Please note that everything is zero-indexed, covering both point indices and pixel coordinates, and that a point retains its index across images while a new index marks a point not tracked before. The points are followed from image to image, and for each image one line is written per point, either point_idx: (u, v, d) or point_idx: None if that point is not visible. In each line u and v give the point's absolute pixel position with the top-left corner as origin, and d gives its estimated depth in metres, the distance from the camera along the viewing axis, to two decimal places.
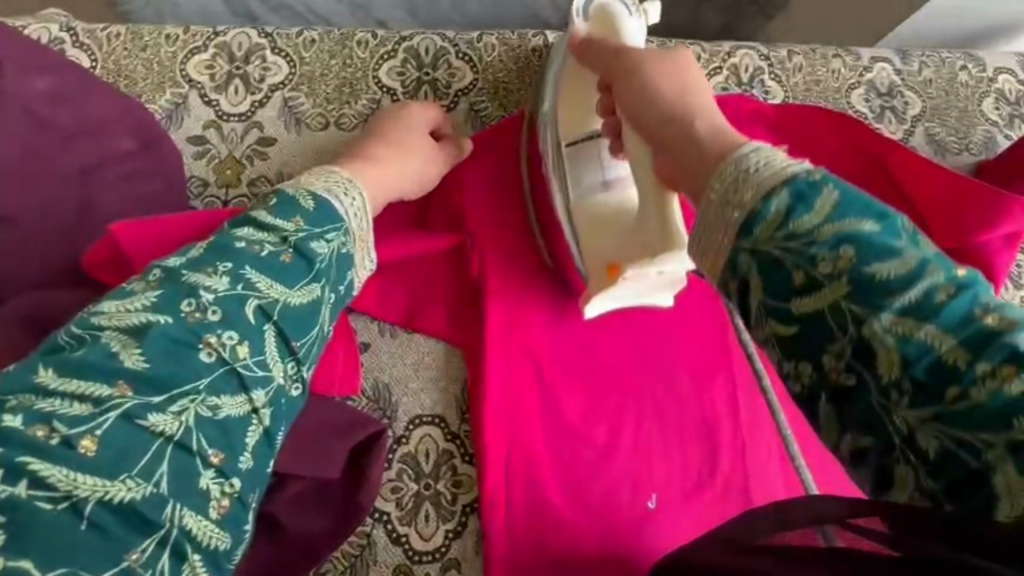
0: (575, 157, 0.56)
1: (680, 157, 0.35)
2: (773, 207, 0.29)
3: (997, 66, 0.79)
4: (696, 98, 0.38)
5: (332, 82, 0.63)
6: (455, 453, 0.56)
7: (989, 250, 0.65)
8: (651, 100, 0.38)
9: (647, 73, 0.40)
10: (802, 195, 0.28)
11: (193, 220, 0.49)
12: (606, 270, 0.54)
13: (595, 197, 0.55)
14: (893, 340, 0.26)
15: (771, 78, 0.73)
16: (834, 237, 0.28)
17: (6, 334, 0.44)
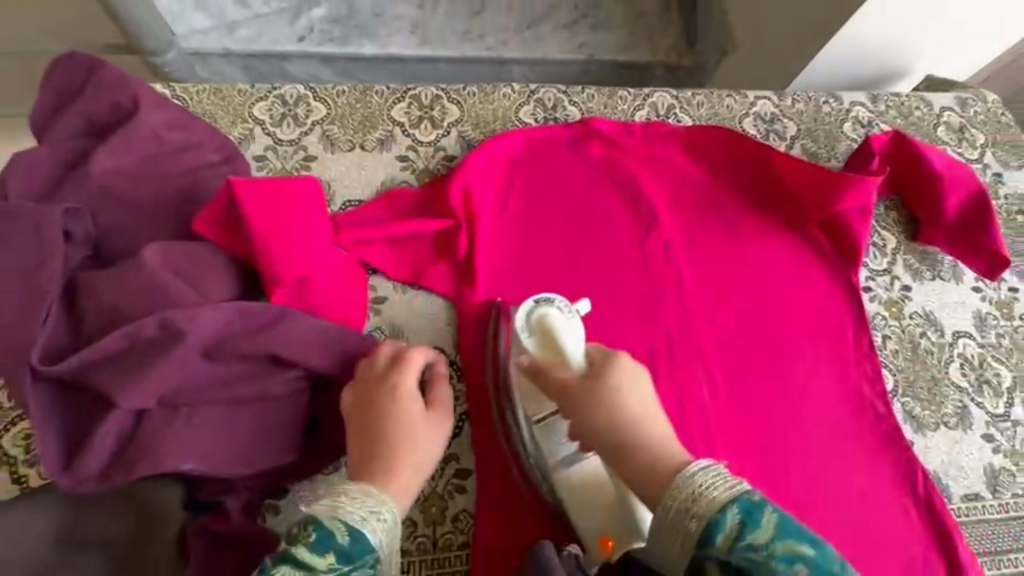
0: (544, 432, 0.67)
1: (621, 466, 0.58)
2: (728, 521, 0.50)
3: (852, 100, 1.07)
4: (636, 433, 0.58)
5: (358, 118, 0.87)
6: (452, 375, 0.73)
7: (851, 218, 0.87)
8: (595, 430, 0.59)
9: (591, 400, 0.59)
10: (749, 513, 0.50)
11: (293, 187, 0.66)
12: (600, 540, 0.63)
13: (562, 472, 0.66)
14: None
15: (681, 111, 0.99)
16: (786, 555, 0.47)
17: (127, 273, 0.60)
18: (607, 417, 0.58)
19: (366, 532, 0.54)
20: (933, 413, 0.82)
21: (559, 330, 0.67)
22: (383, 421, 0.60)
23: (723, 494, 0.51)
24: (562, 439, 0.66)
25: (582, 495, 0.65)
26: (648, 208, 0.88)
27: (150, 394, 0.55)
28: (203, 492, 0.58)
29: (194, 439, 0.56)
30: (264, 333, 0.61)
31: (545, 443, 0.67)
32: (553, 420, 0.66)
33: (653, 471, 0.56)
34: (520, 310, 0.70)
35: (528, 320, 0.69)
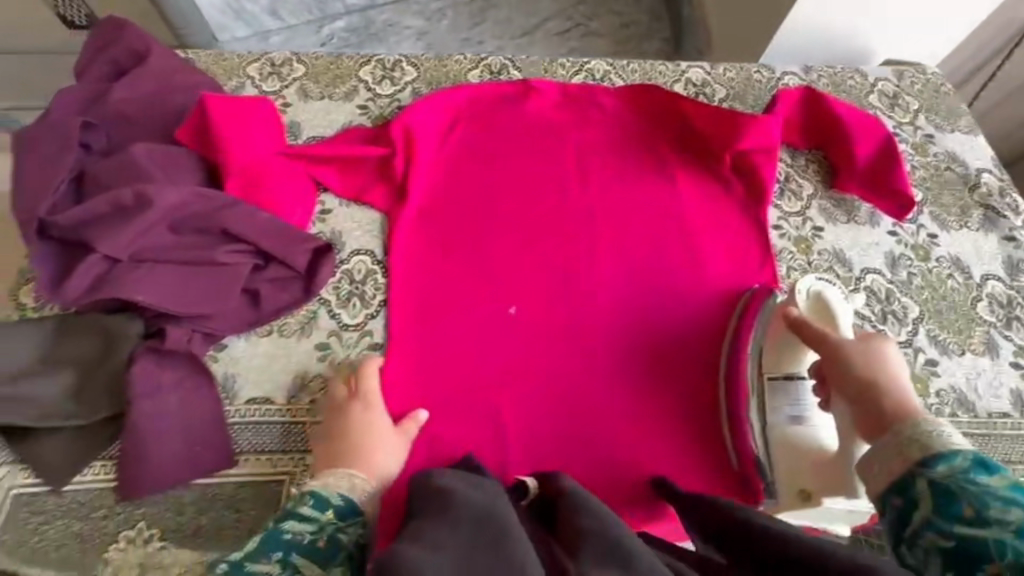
0: (773, 391, 0.81)
1: (860, 391, 0.66)
2: (956, 461, 0.54)
3: (784, 70, 1.15)
4: (884, 381, 0.65)
5: (330, 76, 1.05)
6: (378, 271, 0.85)
7: (758, 159, 0.95)
8: (874, 391, 0.64)
9: (854, 354, 0.68)
10: (981, 463, 0.54)
11: (251, 102, 0.83)
12: (800, 493, 0.78)
13: (790, 427, 0.80)
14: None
15: (615, 75, 1.11)
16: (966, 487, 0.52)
17: (119, 163, 0.77)
18: (850, 377, 0.67)
19: (351, 494, 0.66)
20: None
21: (835, 306, 0.82)
22: (343, 418, 0.72)
23: (938, 441, 0.56)
24: (789, 400, 0.80)
25: (789, 443, 0.79)
26: (571, 151, 1.00)
27: (121, 246, 0.71)
28: (152, 328, 0.72)
29: (150, 283, 0.71)
30: (218, 213, 0.77)
31: (769, 403, 0.81)
32: (793, 383, 0.80)
33: (900, 409, 0.62)
34: (803, 280, 0.84)
35: (807, 295, 0.83)
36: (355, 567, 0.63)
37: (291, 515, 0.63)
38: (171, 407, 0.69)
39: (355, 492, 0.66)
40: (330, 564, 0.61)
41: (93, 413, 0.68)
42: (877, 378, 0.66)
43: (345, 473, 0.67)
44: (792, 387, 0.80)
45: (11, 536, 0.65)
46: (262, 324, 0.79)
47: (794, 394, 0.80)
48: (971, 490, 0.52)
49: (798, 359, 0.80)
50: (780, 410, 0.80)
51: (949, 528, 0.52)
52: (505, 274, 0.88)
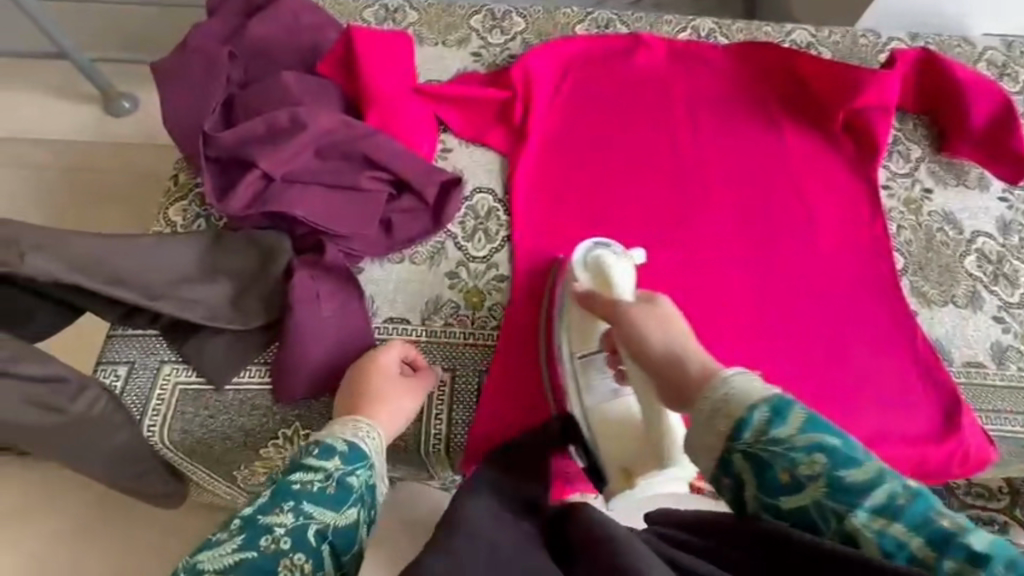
0: (585, 367, 0.73)
1: (637, 351, 0.58)
2: (755, 416, 0.46)
3: (890, 36, 1.14)
4: (674, 338, 0.56)
5: (443, 24, 1.07)
6: (500, 210, 0.88)
7: (871, 116, 0.96)
8: (645, 345, 0.57)
9: (633, 314, 0.60)
10: (777, 411, 0.45)
11: (391, 38, 0.87)
12: (620, 473, 0.69)
13: (610, 402, 0.72)
14: (871, 534, 0.41)
15: (721, 34, 1.11)
16: (807, 445, 0.44)
17: (269, 90, 0.81)
18: (636, 346, 0.58)
19: (365, 446, 0.63)
20: (942, 292, 0.88)
21: (613, 270, 0.78)
22: (352, 367, 0.72)
23: (753, 395, 0.47)
24: (602, 378, 0.73)
25: (607, 424, 0.71)
26: (681, 106, 1.01)
27: (277, 165, 0.75)
28: (307, 246, 0.77)
29: (304, 202, 0.76)
30: (360, 141, 0.80)
31: (584, 384, 0.73)
32: (598, 359, 0.73)
33: (682, 369, 0.53)
34: (579, 249, 0.81)
35: (583, 259, 0.80)
36: (372, 516, 0.57)
37: (299, 467, 0.59)
38: (324, 318, 0.73)
39: (374, 478, 0.61)
40: (343, 506, 0.56)
41: (251, 319, 0.73)
42: (670, 342, 0.56)
43: (352, 420, 0.65)
44: (595, 361, 0.73)
45: (180, 427, 0.70)
46: (396, 251, 0.82)
47: (598, 367, 0.74)
48: (782, 442, 0.45)
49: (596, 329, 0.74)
50: (600, 387, 0.73)
51: (775, 501, 0.44)
52: (621, 217, 0.90)
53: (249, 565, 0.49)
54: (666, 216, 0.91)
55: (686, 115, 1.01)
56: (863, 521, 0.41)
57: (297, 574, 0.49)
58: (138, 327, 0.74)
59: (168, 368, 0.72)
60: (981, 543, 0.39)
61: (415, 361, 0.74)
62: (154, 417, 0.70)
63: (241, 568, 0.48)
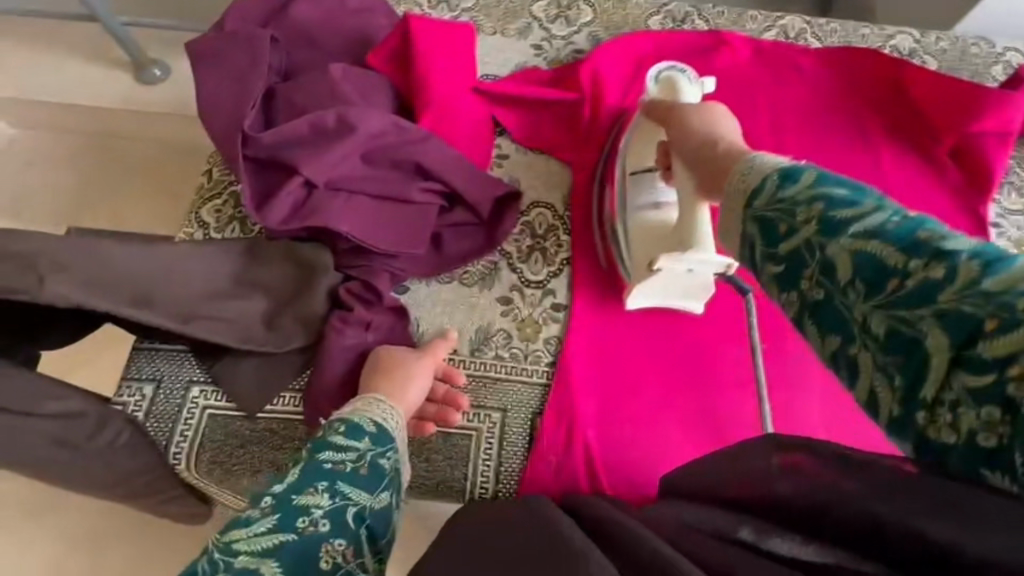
0: (635, 183, 0.71)
1: (698, 152, 0.51)
2: (767, 184, 0.39)
3: (1006, 46, 1.01)
4: (725, 139, 0.50)
5: (502, 11, 0.96)
6: (559, 228, 0.80)
7: (987, 144, 0.84)
8: (693, 139, 0.52)
9: (688, 121, 0.55)
10: (790, 174, 0.38)
11: (450, 28, 0.77)
12: (648, 266, 0.68)
13: (647, 213, 0.69)
14: (847, 254, 0.35)
15: (812, 35, 0.99)
16: (807, 196, 0.37)
17: (315, 85, 0.72)
18: (681, 130, 0.55)
19: (388, 426, 0.58)
20: None
21: (683, 87, 0.77)
22: (372, 357, 0.65)
23: (771, 163, 0.41)
24: (650, 189, 0.69)
25: (648, 221, 0.69)
26: (765, 119, 0.90)
27: (322, 172, 0.68)
28: (349, 267, 0.69)
29: (350, 214, 0.68)
30: (412, 147, 0.72)
31: (629, 195, 0.71)
32: (649, 176, 0.70)
33: (726, 154, 0.47)
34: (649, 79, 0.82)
35: (657, 77, 0.81)
36: (399, 501, 0.55)
37: (326, 446, 0.54)
38: (369, 344, 0.66)
39: (400, 460, 0.57)
40: (378, 488, 0.53)
41: (287, 343, 0.66)
42: (713, 137, 0.51)
43: (371, 398, 0.60)
44: (641, 181, 0.70)
45: (208, 456, 0.64)
46: (445, 272, 0.74)
47: (647, 189, 0.70)
48: (790, 207, 0.38)
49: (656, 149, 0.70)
50: (640, 194, 0.70)
51: (773, 247, 0.38)
52: None
53: (287, 552, 0.46)
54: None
55: (771, 128, 0.90)
56: (851, 244, 0.35)
57: (340, 561, 0.47)
58: (166, 342, 0.68)
59: (196, 390, 0.66)
60: (971, 247, 0.32)
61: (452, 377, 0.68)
62: (180, 443, 0.64)
63: (282, 552, 0.45)
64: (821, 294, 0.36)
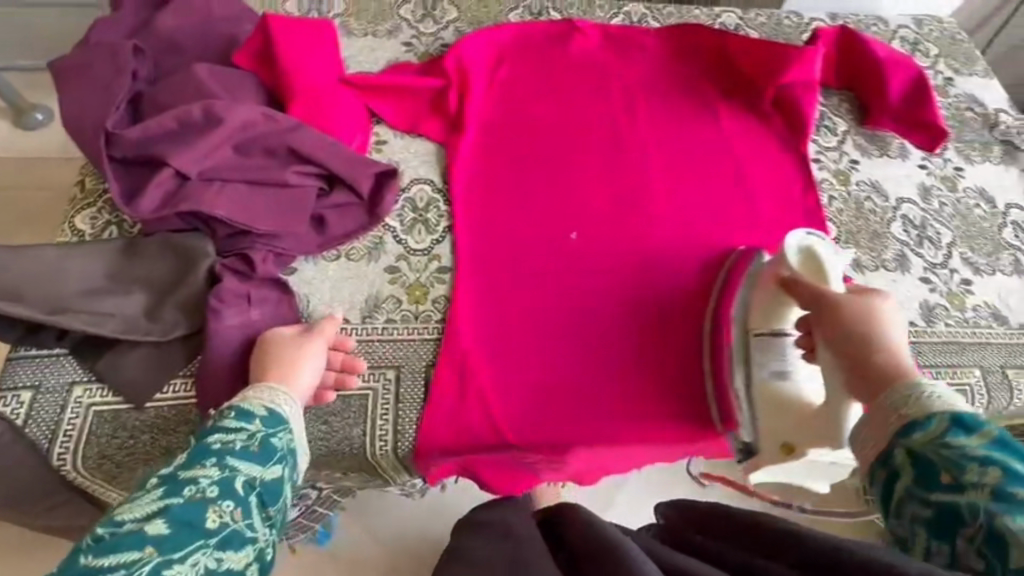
0: (767, 347, 0.78)
1: (861, 376, 0.59)
2: (933, 424, 0.49)
3: (812, 18, 1.19)
4: (879, 338, 0.62)
5: (371, 14, 1.03)
6: (440, 201, 0.85)
7: (799, 93, 0.99)
8: (867, 331, 0.62)
9: (846, 307, 0.65)
10: (960, 419, 0.48)
11: (311, 27, 0.83)
12: (781, 447, 0.77)
13: (776, 382, 0.78)
14: (1007, 513, 0.42)
15: (653, 18, 1.12)
16: (984, 456, 0.45)
17: (180, 84, 0.75)
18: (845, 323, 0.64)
19: (284, 411, 0.61)
20: (873, 257, 0.91)
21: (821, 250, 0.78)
22: (257, 346, 0.67)
23: (937, 405, 0.50)
24: (787, 352, 0.78)
25: (773, 399, 0.77)
26: (616, 93, 1.01)
27: (193, 163, 0.70)
28: (229, 249, 0.72)
29: (225, 201, 0.71)
30: (283, 134, 0.76)
31: (754, 359, 0.79)
32: (779, 339, 0.78)
33: (896, 369, 0.57)
34: (790, 237, 0.79)
35: (796, 245, 0.78)
36: (290, 477, 0.58)
37: (214, 431, 0.56)
38: (256, 316, 0.69)
39: (295, 440, 0.61)
40: (269, 462, 0.57)
41: (172, 329, 0.67)
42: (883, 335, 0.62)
43: (267, 387, 0.62)
44: (776, 341, 0.78)
45: (95, 451, 0.64)
46: (331, 248, 0.79)
47: (777, 351, 0.78)
48: (952, 457, 0.46)
49: (784, 315, 0.78)
50: (765, 366, 0.78)
51: (924, 491, 0.47)
52: (563, 201, 0.89)
53: (172, 512, 0.47)
54: (609, 201, 0.90)
55: (625, 99, 1.01)
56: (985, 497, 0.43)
57: (229, 520, 0.49)
58: (43, 347, 0.67)
59: (80, 389, 0.66)
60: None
61: (344, 346, 0.71)
62: (64, 443, 0.64)
63: (168, 514, 0.47)
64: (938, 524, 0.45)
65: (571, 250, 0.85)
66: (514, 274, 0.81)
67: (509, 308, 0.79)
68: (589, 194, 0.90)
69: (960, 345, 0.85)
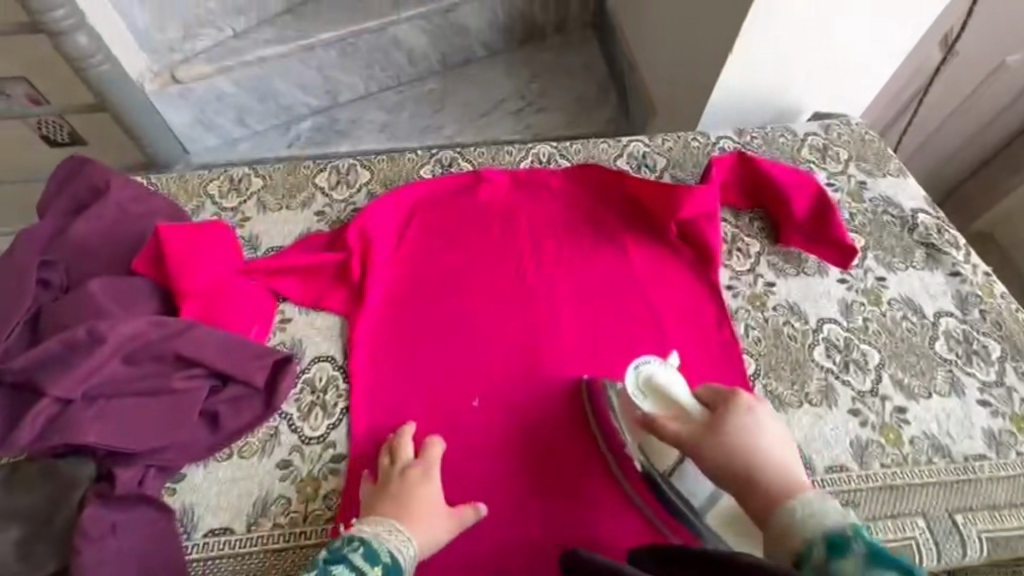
0: (679, 480, 0.77)
1: (749, 496, 0.63)
2: (845, 560, 0.52)
3: (719, 135, 1.22)
4: (760, 470, 0.64)
5: (287, 187, 1.09)
6: (339, 378, 0.85)
7: (703, 224, 0.99)
8: (744, 467, 0.65)
9: (719, 439, 0.67)
10: (859, 543, 0.52)
11: (205, 227, 0.87)
12: None
13: (715, 506, 0.75)
14: None
15: (560, 157, 1.16)
16: (861, 555, 0.51)
17: (73, 302, 0.78)
18: (725, 458, 0.66)
19: (403, 559, 0.65)
20: (795, 391, 0.87)
21: (667, 382, 0.76)
22: (396, 475, 0.73)
23: (819, 530, 0.56)
24: (695, 482, 0.77)
25: (731, 523, 0.74)
26: (527, 238, 1.02)
27: (73, 386, 0.71)
28: (105, 469, 0.70)
29: (103, 421, 0.71)
30: (171, 340, 0.77)
31: (684, 491, 0.77)
32: (684, 459, 0.77)
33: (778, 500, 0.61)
34: (628, 374, 0.78)
35: (636, 383, 0.77)
36: None
37: (347, 561, 0.62)
38: (128, 545, 0.66)
39: None
40: None
41: (40, 568, 0.65)
42: (752, 460, 0.65)
43: (388, 523, 0.67)
44: (683, 472, 0.77)
45: None
46: (222, 447, 0.77)
47: (689, 475, 0.77)
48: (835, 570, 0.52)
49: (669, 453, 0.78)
50: (695, 493, 0.76)
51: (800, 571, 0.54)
52: (466, 364, 0.88)
53: None
54: (518, 358, 0.89)
55: (532, 242, 1.02)
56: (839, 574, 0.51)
57: None
58: None
59: None
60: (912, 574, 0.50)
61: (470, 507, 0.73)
62: None
63: None
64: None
65: (478, 419, 0.84)
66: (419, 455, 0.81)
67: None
68: (497, 353, 0.90)
69: (894, 488, 0.79)
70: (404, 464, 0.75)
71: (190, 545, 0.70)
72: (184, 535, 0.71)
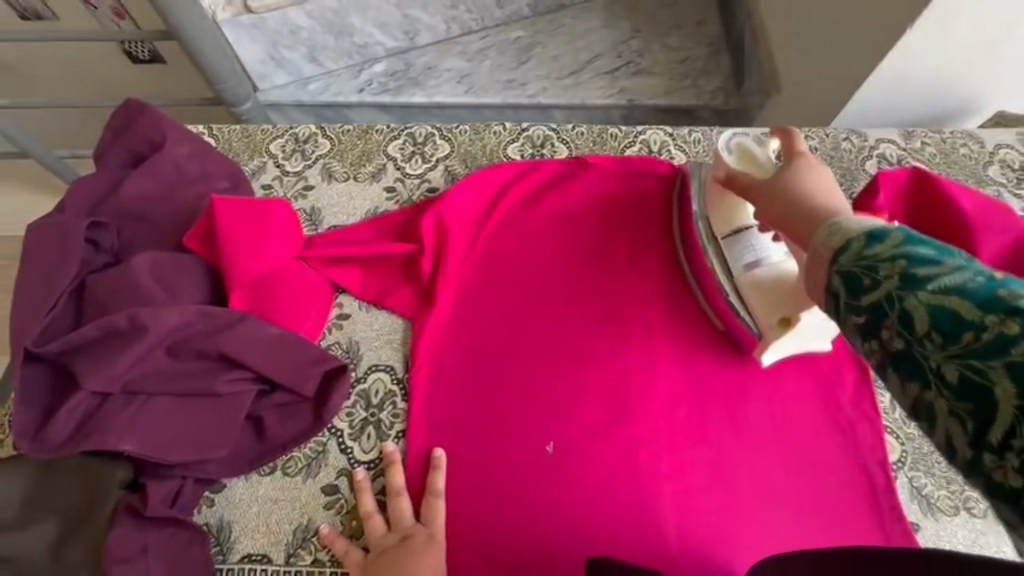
0: (731, 244, 0.74)
1: (782, 223, 0.52)
2: (854, 242, 0.35)
3: (879, 137, 0.97)
4: (797, 180, 0.54)
5: (356, 153, 0.95)
6: (397, 394, 0.74)
7: None
8: (788, 178, 0.55)
9: (785, 176, 0.55)
10: (878, 232, 0.35)
11: (260, 202, 0.76)
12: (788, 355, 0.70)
13: (751, 272, 0.72)
14: (933, 307, 0.29)
15: (676, 147, 0.95)
16: (891, 255, 0.33)
17: (120, 278, 0.70)
18: (782, 194, 0.53)
19: None
20: (950, 496, 0.71)
21: (755, 152, 0.76)
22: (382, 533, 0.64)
23: (855, 226, 0.37)
24: (746, 248, 0.73)
25: (762, 283, 0.71)
26: (624, 246, 0.84)
27: (113, 380, 0.64)
28: (142, 475, 0.64)
29: (140, 424, 0.63)
30: (219, 335, 0.68)
31: (731, 259, 0.74)
32: (744, 234, 0.74)
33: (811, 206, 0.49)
34: (721, 142, 0.80)
35: (726, 149, 0.78)
36: None
37: None
38: (157, 566, 0.60)
39: None
40: None
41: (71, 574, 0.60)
42: (813, 198, 0.51)
43: None
44: (738, 236, 0.74)
45: None
46: (266, 461, 0.69)
47: (744, 240, 0.74)
48: (868, 259, 0.34)
49: (742, 209, 0.74)
50: (738, 258, 0.74)
51: (856, 300, 0.34)
52: (541, 398, 0.75)
53: None
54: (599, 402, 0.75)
55: (635, 251, 0.84)
56: (926, 297, 0.30)
57: None
58: None
59: None
60: None
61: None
62: None
63: None
64: (899, 348, 0.31)
65: (552, 468, 0.71)
66: (484, 505, 0.69)
67: (479, 553, 0.67)
68: (580, 389, 0.75)
69: None
70: (403, 530, 0.65)
71: (224, 570, 0.64)
72: (218, 556, 0.64)
